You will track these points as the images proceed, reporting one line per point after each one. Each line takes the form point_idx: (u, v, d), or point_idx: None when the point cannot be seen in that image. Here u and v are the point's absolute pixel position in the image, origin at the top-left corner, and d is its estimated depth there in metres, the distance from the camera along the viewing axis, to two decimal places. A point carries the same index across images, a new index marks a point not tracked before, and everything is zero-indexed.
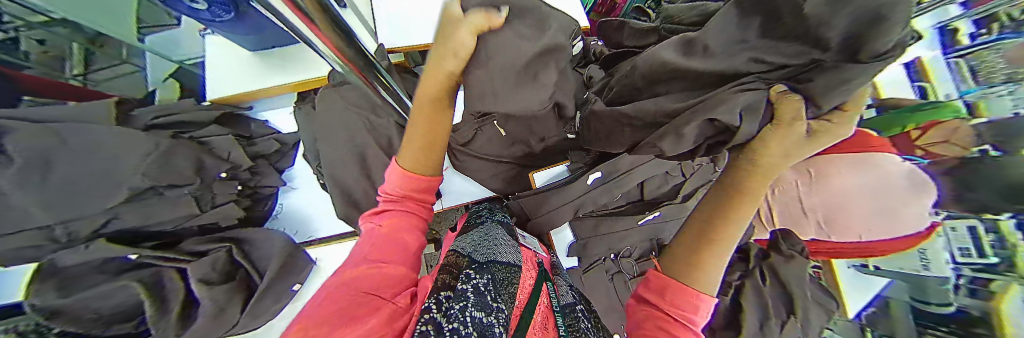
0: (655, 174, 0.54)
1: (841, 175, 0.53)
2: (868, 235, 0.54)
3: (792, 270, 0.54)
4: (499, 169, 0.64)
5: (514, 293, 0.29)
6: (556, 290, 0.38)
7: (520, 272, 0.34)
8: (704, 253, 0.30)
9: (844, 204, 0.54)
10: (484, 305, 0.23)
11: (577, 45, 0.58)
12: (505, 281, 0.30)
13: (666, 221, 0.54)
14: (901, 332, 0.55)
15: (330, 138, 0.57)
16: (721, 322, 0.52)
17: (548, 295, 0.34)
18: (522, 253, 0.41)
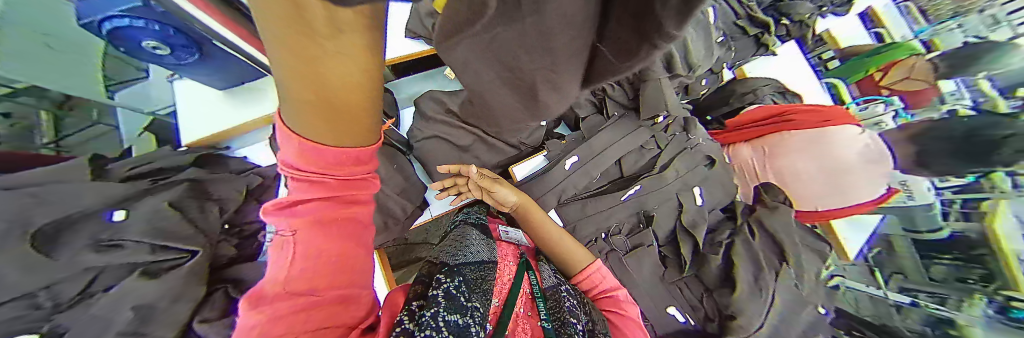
0: (631, 149, 0.58)
1: (793, 155, 0.68)
2: (823, 206, 0.68)
3: (777, 219, 0.56)
4: None
5: (489, 291, 0.34)
6: (539, 277, 0.41)
7: (497, 269, 0.38)
8: (557, 252, 0.52)
9: (794, 175, 0.68)
10: (458, 308, 0.28)
11: None
12: (478, 281, 0.35)
13: (649, 192, 0.56)
14: (908, 268, 0.65)
15: None
16: (715, 279, 0.53)
17: (529, 282, 0.38)
18: (502, 247, 0.45)
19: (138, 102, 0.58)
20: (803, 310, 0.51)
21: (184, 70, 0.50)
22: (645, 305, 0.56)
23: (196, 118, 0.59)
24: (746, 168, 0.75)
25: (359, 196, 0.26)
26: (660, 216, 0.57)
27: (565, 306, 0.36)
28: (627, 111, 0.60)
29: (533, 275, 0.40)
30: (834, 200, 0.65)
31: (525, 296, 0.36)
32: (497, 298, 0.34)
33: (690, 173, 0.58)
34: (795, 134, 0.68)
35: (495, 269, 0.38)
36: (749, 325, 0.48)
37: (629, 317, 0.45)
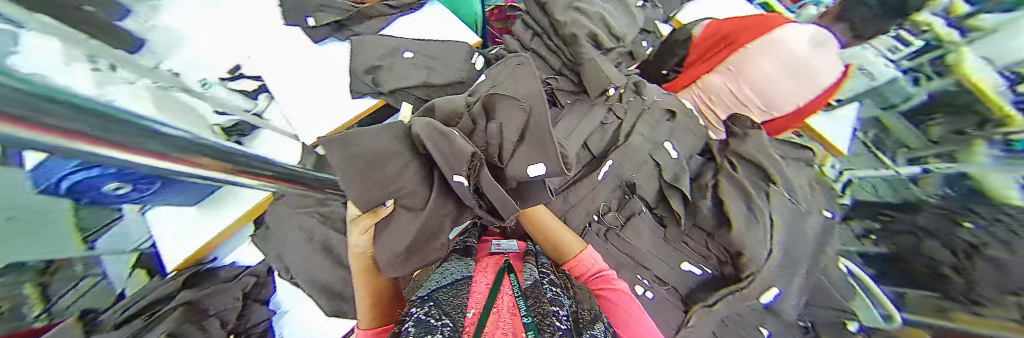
0: (593, 128, 0.59)
1: (753, 65, 0.68)
2: (802, 101, 0.67)
3: (751, 145, 0.56)
4: None
5: (459, 306, 0.39)
6: (522, 278, 0.46)
7: (474, 283, 0.44)
8: (560, 251, 0.52)
9: (769, 86, 0.67)
10: (427, 330, 0.35)
11: (477, 61, 0.73)
12: (450, 299, 0.41)
13: (622, 163, 0.58)
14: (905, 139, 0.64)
15: (293, 249, 0.58)
16: (710, 225, 0.53)
17: (509, 283, 0.43)
18: (484, 263, 0.50)
19: (118, 243, 0.54)
20: (802, 224, 0.51)
21: (150, 200, 0.51)
22: (657, 268, 0.56)
23: (180, 245, 0.61)
24: (720, 92, 0.74)
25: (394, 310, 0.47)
26: (641, 182, 0.58)
27: (547, 296, 0.42)
28: (577, 96, 0.61)
29: (514, 277, 0.44)
30: (807, 92, 0.65)
31: (507, 296, 0.41)
32: (472, 308, 0.39)
33: (654, 132, 0.59)
34: (748, 47, 0.68)
35: (467, 285, 0.44)
36: (755, 257, 0.48)
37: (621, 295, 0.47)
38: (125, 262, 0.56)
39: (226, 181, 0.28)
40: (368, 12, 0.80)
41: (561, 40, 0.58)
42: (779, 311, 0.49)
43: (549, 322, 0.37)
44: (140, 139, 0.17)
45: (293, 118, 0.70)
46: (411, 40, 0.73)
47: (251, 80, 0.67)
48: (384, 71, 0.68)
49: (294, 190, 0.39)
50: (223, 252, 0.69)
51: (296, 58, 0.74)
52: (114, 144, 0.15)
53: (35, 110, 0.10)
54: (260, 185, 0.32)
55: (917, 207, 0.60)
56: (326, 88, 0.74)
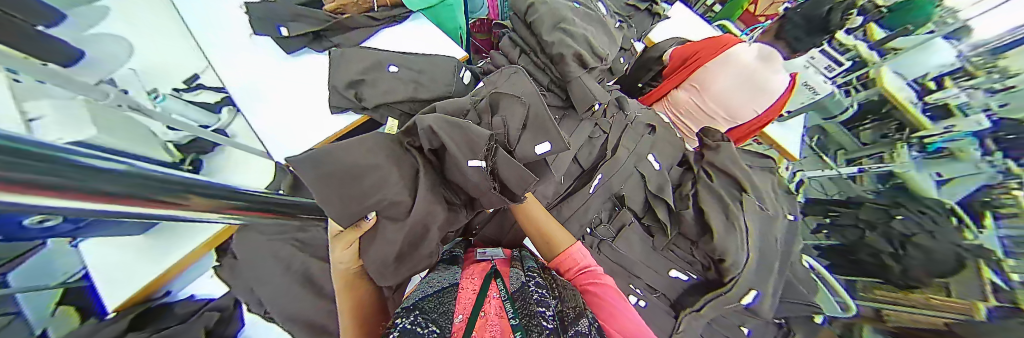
0: (582, 142, 0.61)
1: (715, 81, 0.74)
2: (761, 108, 0.75)
3: (722, 156, 0.61)
4: None
5: (446, 312, 0.39)
6: (510, 281, 0.45)
7: (459, 289, 0.43)
8: (549, 244, 0.53)
9: (729, 100, 0.74)
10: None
11: (465, 75, 0.72)
12: (434, 306, 0.39)
13: (610, 177, 0.59)
14: (840, 141, 0.95)
15: (268, 281, 0.53)
16: (693, 231, 0.56)
17: (496, 289, 0.42)
18: (471, 268, 0.49)
19: (42, 278, 0.41)
20: (774, 228, 0.56)
21: (84, 234, 0.41)
22: (647, 276, 0.59)
23: (126, 277, 0.48)
24: (689, 106, 0.79)
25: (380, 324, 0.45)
26: (628, 193, 0.60)
27: (533, 298, 0.41)
28: (565, 111, 0.64)
29: (501, 282, 0.44)
30: (763, 101, 0.73)
31: (495, 300, 0.41)
32: (459, 314, 0.39)
33: (638, 145, 0.63)
34: (708, 65, 0.76)
35: (454, 291, 0.43)
36: (738, 260, 0.51)
37: (606, 285, 0.49)
38: (46, 300, 0.41)
39: (185, 219, 0.23)
40: (347, 24, 0.77)
41: (547, 56, 0.60)
42: (759, 310, 0.53)
43: (536, 322, 0.38)
44: (92, 184, 0.13)
45: (264, 133, 0.64)
46: (394, 53, 0.71)
47: (211, 92, 0.64)
48: (367, 85, 0.66)
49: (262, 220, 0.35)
50: (179, 284, 0.55)
51: (266, 72, 0.69)
52: (69, 195, 0.11)
53: (8, 166, 0.08)
54: (223, 218, 0.28)
55: (858, 202, 0.85)
56: (298, 103, 0.68)
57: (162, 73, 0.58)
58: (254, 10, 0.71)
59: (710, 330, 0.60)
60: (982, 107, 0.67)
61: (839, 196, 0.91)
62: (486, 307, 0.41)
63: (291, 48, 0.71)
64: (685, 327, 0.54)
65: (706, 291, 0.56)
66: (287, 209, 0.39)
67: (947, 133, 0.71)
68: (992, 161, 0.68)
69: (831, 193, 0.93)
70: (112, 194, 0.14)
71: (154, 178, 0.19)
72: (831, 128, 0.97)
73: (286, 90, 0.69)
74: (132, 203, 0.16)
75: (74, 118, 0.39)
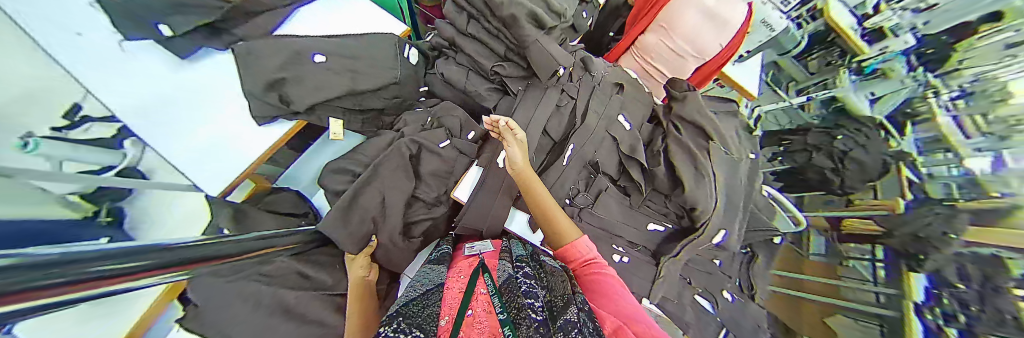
0: (550, 112, 0.58)
1: (680, 19, 0.72)
2: (726, 42, 0.74)
3: (689, 107, 0.59)
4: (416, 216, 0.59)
5: (431, 315, 0.37)
6: (499, 276, 0.45)
7: (445, 292, 0.42)
8: (553, 229, 0.53)
9: (700, 38, 0.72)
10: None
11: (411, 55, 0.66)
12: (418, 310, 0.38)
13: (583, 145, 0.57)
14: (791, 72, 1.08)
15: (239, 322, 0.49)
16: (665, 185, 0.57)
17: (485, 285, 0.43)
18: (459, 269, 0.49)
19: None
20: (737, 169, 0.58)
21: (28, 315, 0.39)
22: (628, 235, 0.61)
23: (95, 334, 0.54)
24: (658, 50, 0.76)
25: None
26: (602, 159, 0.59)
27: (521, 289, 0.41)
28: (527, 81, 0.60)
29: (488, 276, 0.44)
30: (728, 33, 0.72)
31: (482, 296, 0.41)
32: (444, 316, 0.38)
33: (607, 108, 0.60)
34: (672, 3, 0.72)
35: (439, 294, 0.42)
36: (707, 208, 0.52)
37: (609, 274, 0.49)
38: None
39: (125, 291, 0.22)
40: (246, 7, 0.59)
41: (499, 21, 0.53)
42: (727, 244, 0.58)
43: (524, 315, 0.36)
44: (34, 280, 0.13)
45: (187, 160, 0.56)
46: (317, 38, 0.60)
47: (103, 122, 0.58)
48: (293, 83, 0.57)
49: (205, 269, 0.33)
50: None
51: (160, 81, 0.55)
52: (22, 295, 0.12)
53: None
54: (167, 278, 0.26)
55: (806, 129, 1.02)
56: (218, 117, 0.58)
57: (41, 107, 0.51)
58: None
59: (687, 269, 0.67)
60: (909, 26, 0.83)
61: (788, 126, 1.10)
62: (473, 305, 0.40)
63: (183, 51, 0.57)
64: (665, 272, 0.58)
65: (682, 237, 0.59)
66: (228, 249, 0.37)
67: (880, 54, 0.89)
68: (914, 76, 0.88)
69: (780, 122, 1.13)
70: (40, 287, 0.13)
71: (73, 261, 0.17)
72: (784, 63, 1.07)
73: (196, 103, 0.58)
74: (58, 290, 0.15)
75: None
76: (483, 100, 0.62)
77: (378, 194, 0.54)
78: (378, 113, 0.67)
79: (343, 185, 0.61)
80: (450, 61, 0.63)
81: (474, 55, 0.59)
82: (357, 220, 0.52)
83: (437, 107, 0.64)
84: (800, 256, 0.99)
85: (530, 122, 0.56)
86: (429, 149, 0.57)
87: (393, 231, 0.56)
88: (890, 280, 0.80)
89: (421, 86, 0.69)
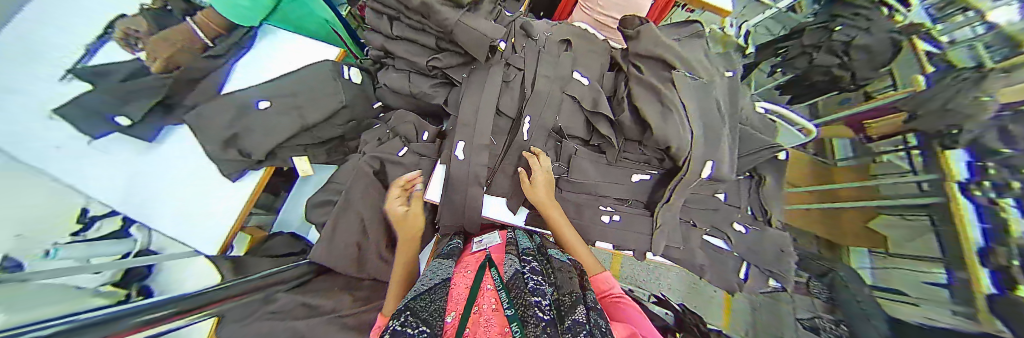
0: (498, 90, 0.55)
1: None
2: None
3: (649, 40, 0.54)
4: (398, 228, 0.60)
5: (436, 311, 0.33)
6: (505, 271, 0.42)
7: (453, 288, 0.39)
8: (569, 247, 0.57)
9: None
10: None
11: (353, 75, 0.64)
12: (422, 306, 0.34)
13: (540, 115, 0.54)
14: None
15: None
16: (633, 131, 0.53)
17: (492, 280, 0.39)
18: (465, 267, 0.46)
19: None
20: (710, 93, 0.52)
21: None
22: (614, 193, 0.59)
23: None
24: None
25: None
26: (566, 123, 0.55)
27: (529, 285, 0.37)
28: (470, 66, 0.58)
29: (495, 272, 0.41)
30: None
31: (489, 291, 0.37)
32: (450, 314, 0.33)
33: (558, 68, 0.55)
34: None
35: (444, 290, 0.39)
36: (682, 144, 0.48)
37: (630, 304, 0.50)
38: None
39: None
40: (187, 76, 0.61)
41: (415, 12, 0.50)
42: (720, 176, 0.53)
43: (531, 313, 0.30)
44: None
45: (185, 233, 0.58)
46: (257, 87, 0.60)
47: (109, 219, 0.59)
48: (248, 133, 0.57)
49: (187, 319, 0.36)
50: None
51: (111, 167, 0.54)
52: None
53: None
54: (161, 326, 0.32)
55: (800, 31, 0.96)
56: (192, 182, 0.60)
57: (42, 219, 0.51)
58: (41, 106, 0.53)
59: (688, 212, 0.64)
60: None
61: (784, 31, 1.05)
62: (480, 298, 0.36)
63: (147, 135, 0.57)
64: (662, 220, 0.55)
65: (669, 181, 0.56)
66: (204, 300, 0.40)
67: None
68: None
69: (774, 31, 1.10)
70: None
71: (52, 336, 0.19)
72: None
73: (165, 176, 0.58)
74: None
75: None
76: (431, 98, 0.60)
77: (356, 217, 0.55)
78: (341, 140, 0.68)
79: (325, 216, 0.60)
80: (389, 69, 0.61)
81: (407, 56, 0.56)
82: (341, 245, 0.54)
83: (392, 117, 0.62)
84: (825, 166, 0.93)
85: (477, 106, 0.54)
86: (390, 161, 0.56)
87: (378, 246, 0.57)
88: (928, 165, 0.69)
89: (374, 103, 0.68)
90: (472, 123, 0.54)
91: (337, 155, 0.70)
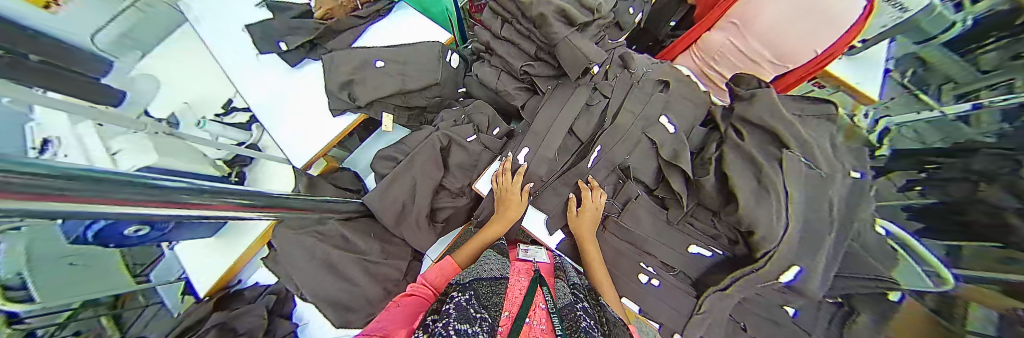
0: (579, 112, 0.55)
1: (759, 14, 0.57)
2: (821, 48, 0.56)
3: (761, 107, 0.48)
4: (442, 205, 0.63)
5: (495, 305, 0.45)
6: (555, 294, 0.49)
7: (508, 284, 0.50)
8: (603, 290, 0.54)
9: (782, 36, 0.55)
10: (468, 318, 0.41)
11: (452, 59, 0.71)
12: (488, 295, 0.48)
13: (614, 149, 0.53)
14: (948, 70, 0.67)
15: (300, 271, 0.57)
16: (713, 200, 0.48)
17: (544, 295, 0.46)
18: (517, 266, 0.55)
19: (164, 275, 0.70)
20: (826, 192, 0.43)
21: (173, 237, 0.61)
22: (663, 254, 0.53)
23: (211, 263, 0.69)
24: (726, 53, 0.65)
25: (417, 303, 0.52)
26: (636, 164, 0.52)
27: (581, 327, 0.41)
28: (558, 80, 0.59)
29: (547, 290, 0.47)
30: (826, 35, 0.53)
31: (541, 310, 0.43)
32: (506, 310, 0.44)
33: (647, 107, 0.53)
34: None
35: (504, 285, 0.50)
36: (771, 234, 0.41)
37: None
38: (175, 291, 0.70)
39: (232, 217, 0.33)
40: (336, 27, 0.75)
41: (529, 20, 0.53)
42: (803, 289, 0.44)
43: None
44: (161, 196, 0.22)
45: (290, 144, 0.68)
46: (378, 48, 0.70)
47: (243, 113, 0.76)
48: (358, 83, 0.67)
49: (289, 213, 0.44)
50: (247, 274, 0.76)
51: (257, 75, 0.69)
52: (144, 202, 0.20)
53: (91, 190, 0.16)
54: (260, 214, 0.38)
55: (970, 149, 0.54)
56: (303, 104, 0.69)
57: (208, 100, 0.74)
58: (235, 17, 0.70)
59: (740, 310, 0.57)
60: None
61: (940, 145, 0.60)
62: (532, 314, 0.43)
63: (293, 61, 0.70)
64: (707, 307, 0.48)
65: (735, 268, 0.48)
66: (301, 203, 0.48)
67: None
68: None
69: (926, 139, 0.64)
70: (132, 202, 0.19)
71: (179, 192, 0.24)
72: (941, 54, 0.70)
73: (289, 93, 0.69)
74: (152, 202, 0.21)
75: (143, 141, 0.56)
76: (512, 99, 0.62)
77: (412, 180, 0.59)
78: (422, 110, 0.75)
79: (387, 170, 0.67)
80: (485, 63, 0.65)
81: (506, 57, 0.60)
82: (393, 200, 0.59)
83: (471, 105, 0.67)
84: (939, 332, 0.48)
85: (547, 122, 0.55)
86: (458, 143, 0.60)
87: (420, 212, 0.60)
88: None
89: (459, 87, 0.73)
90: (544, 134, 0.55)
91: (417, 121, 0.76)
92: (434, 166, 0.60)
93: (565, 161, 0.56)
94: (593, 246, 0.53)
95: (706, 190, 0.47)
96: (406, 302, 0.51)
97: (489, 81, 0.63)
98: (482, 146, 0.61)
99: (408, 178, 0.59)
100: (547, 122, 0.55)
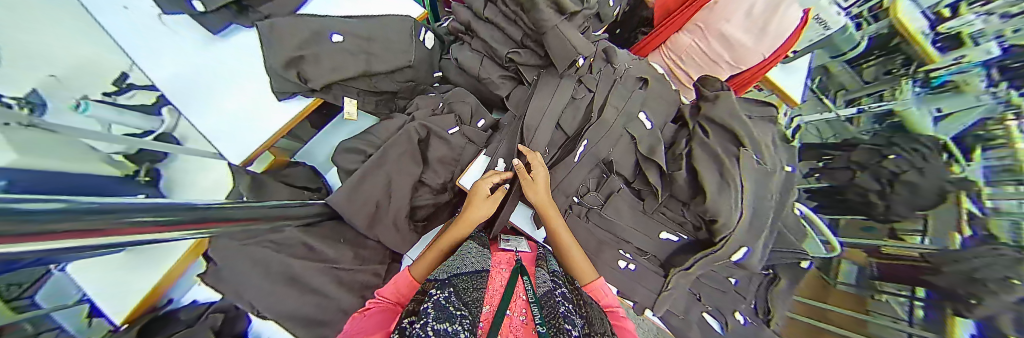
0: (564, 105, 0.55)
1: (720, 16, 0.62)
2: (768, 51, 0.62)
3: (722, 108, 0.53)
4: (419, 202, 0.59)
5: (477, 300, 0.44)
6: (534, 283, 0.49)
7: (489, 277, 0.48)
8: (575, 267, 0.55)
9: (737, 37, 0.61)
10: (447, 317, 0.40)
11: (426, 39, 0.64)
12: (467, 290, 0.46)
13: (597, 143, 0.54)
14: (845, 83, 0.85)
15: (252, 288, 0.49)
16: (683, 191, 0.52)
17: (523, 286, 0.45)
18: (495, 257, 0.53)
19: (57, 298, 0.49)
20: (769, 183, 0.51)
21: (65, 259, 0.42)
22: (638, 241, 0.59)
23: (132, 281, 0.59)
24: (690, 54, 0.69)
25: (388, 308, 0.49)
26: (617, 159, 0.55)
27: (559, 312, 0.44)
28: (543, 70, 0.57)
29: (527, 281, 0.46)
30: (772, 41, 0.60)
31: (521, 302, 0.44)
32: (487, 304, 0.44)
33: (628, 102, 0.55)
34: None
35: (486, 278, 0.48)
36: (729, 221, 0.47)
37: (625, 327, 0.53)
38: (76, 314, 0.50)
39: (142, 241, 0.24)
40: None
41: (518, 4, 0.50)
42: (748, 264, 0.53)
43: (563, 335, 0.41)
44: (52, 223, 0.15)
45: (228, 135, 0.56)
46: (335, 18, 0.59)
47: (146, 92, 0.61)
48: (310, 61, 0.56)
49: (230, 228, 0.36)
50: (179, 293, 0.64)
51: (161, 41, 0.52)
52: (24, 238, 0.13)
53: None
54: (195, 232, 0.30)
55: (851, 145, 0.76)
56: (240, 85, 0.57)
57: (85, 73, 0.55)
58: None
59: (697, 284, 0.65)
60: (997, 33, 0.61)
61: (833, 140, 0.84)
62: (512, 306, 0.43)
63: (213, 27, 0.55)
64: (673, 285, 0.54)
65: (698, 250, 0.55)
66: (246, 213, 0.39)
67: (955, 65, 0.67)
68: (994, 93, 0.62)
69: (823, 135, 0.86)
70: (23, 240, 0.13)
71: (67, 216, 0.16)
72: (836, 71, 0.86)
73: (219, 69, 0.56)
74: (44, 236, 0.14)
75: None
76: (496, 88, 0.59)
77: (386, 177, 0.53)
78: (392, 96, 0.68)
79: (354, 165, 0.59)
80: (465, 46, 0.60)
81: (489, 40, 0.56)
82: (360, 201, 0.52)
83: (449, 93, 0.62)
84: (821, 281, 0.70)
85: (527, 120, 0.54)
86: (438, 135, 0.56)
87: (397, 213, 0.55)
88: (930, 323, 0.52)
89: (434, 71, 0.67)
90: (532, 127, 0.53)
91: (385, 109, 0.69)
92: (413, 161, 0.55)
93: (557, 154, 0.58)
94: (564, 234, 0.54)
95: (679, 184, 0.52)
96: (373, 311, 0.48)
97: (470, 67, 0.59)
98: (462, 142, 0.57)
99: (381, 174, 0.53)
100: (536, 117, 0.53)
